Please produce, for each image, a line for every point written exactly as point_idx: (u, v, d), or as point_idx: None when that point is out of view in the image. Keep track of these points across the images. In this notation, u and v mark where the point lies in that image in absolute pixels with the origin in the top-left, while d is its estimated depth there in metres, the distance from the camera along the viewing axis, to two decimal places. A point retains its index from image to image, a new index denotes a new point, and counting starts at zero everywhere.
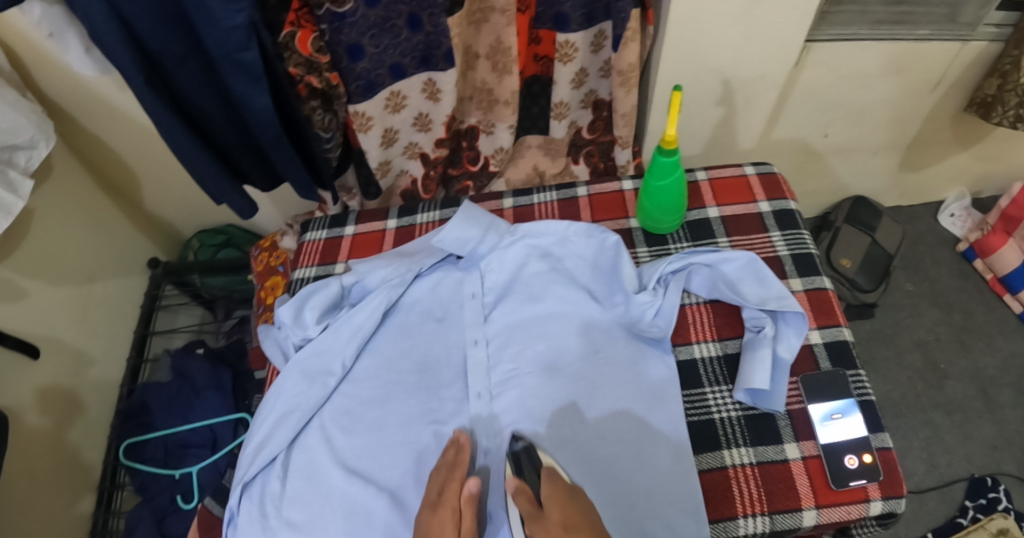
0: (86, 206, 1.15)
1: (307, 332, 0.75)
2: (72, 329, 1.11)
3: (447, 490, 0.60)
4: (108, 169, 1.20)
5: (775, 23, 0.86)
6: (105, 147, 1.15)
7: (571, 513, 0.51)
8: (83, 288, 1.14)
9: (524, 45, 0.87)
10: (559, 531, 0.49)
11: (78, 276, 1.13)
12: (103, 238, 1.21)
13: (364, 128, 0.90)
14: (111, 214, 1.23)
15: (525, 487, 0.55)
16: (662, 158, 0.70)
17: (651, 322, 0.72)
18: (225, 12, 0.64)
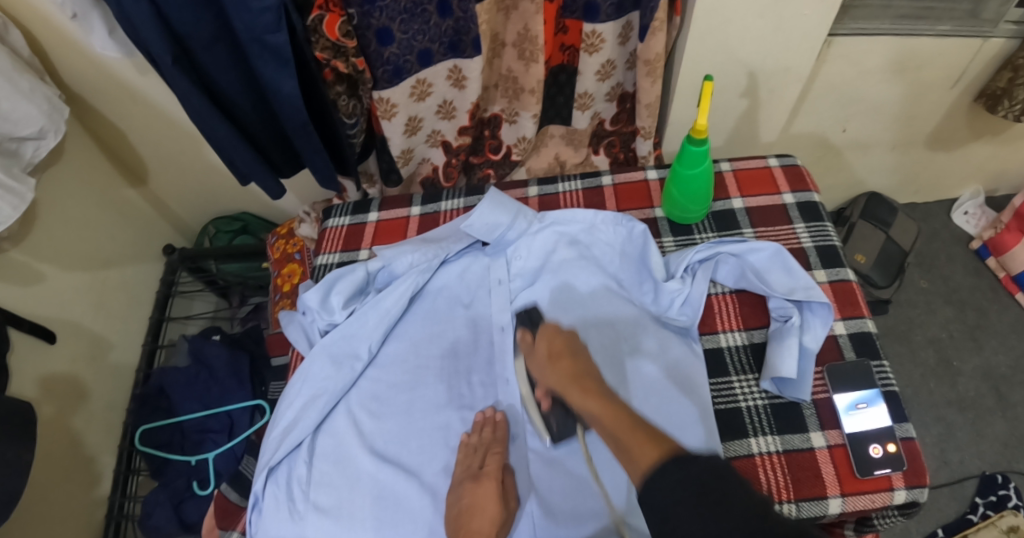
0: (101, 189, 1.16)
1: (334, 316, 0.76)
2: (90, 313, 1.12)
3: (487, 462, 0.65)
4: (125, 154, 1.20)
5: (803, 15, 0.86)
6: (121, 133, 1.15)
7: (556, 340, 0.63)
8: (100, 271, 1.15)
9: (550, 33, 0.87)
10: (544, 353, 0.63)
11: (96, 261, 1.14)
12: (119, 221, 1.22)
13: (388, 114, 0.90)
14: (127, 198, 1.24)
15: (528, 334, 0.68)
16: (691, 148, 0.70)
17: (678, 311, 0.73)
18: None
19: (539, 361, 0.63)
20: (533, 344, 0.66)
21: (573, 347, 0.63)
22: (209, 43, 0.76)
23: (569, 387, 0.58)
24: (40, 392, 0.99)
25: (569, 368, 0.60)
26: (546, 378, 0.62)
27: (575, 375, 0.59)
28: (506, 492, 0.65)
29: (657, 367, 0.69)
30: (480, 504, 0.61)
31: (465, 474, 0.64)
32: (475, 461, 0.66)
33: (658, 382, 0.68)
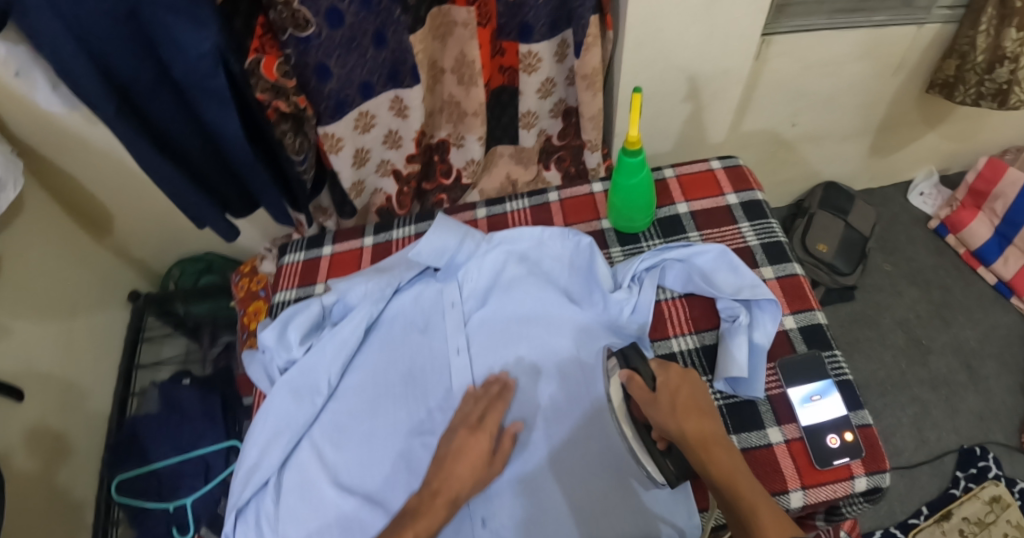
0: (64, 241, 1.15)
1: (292, 353, 0.75)
2: (60, 364, 1.10)
3: (487, 417, 0.66)
4: (85, 205, 1.19)
5: (734, 18, 0.88)
6: (80, 185, 1.14)
7: (682, 396, 0.62)
8: (67, 321, 1.14)
9: (487, 57, 0.89)
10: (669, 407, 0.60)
11: (64, 309, 1.13)
12: (84, 270, 1.20)
13: (335, 149, 0.91)
14: (90, 247, 1.23)
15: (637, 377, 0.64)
16: (628, 158, 0.71)
17: (629, 319, 0.74)
18: (192, 39, 0.68)
19: (659, 413, 0.61)
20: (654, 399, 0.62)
21: (698, 402, 0.61)
22: (154, 87, 0.76)
23: (696, 447, 0.57)
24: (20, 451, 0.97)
25: (700, 426, 0.59)
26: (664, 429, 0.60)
27: (704, 437, 0.58)
28: (496, 458, 0.64)
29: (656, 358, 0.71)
30: (468, 449, 0.63)
31: (461, 422, 0.67)
32: (475, 413, 0.67)
33: None
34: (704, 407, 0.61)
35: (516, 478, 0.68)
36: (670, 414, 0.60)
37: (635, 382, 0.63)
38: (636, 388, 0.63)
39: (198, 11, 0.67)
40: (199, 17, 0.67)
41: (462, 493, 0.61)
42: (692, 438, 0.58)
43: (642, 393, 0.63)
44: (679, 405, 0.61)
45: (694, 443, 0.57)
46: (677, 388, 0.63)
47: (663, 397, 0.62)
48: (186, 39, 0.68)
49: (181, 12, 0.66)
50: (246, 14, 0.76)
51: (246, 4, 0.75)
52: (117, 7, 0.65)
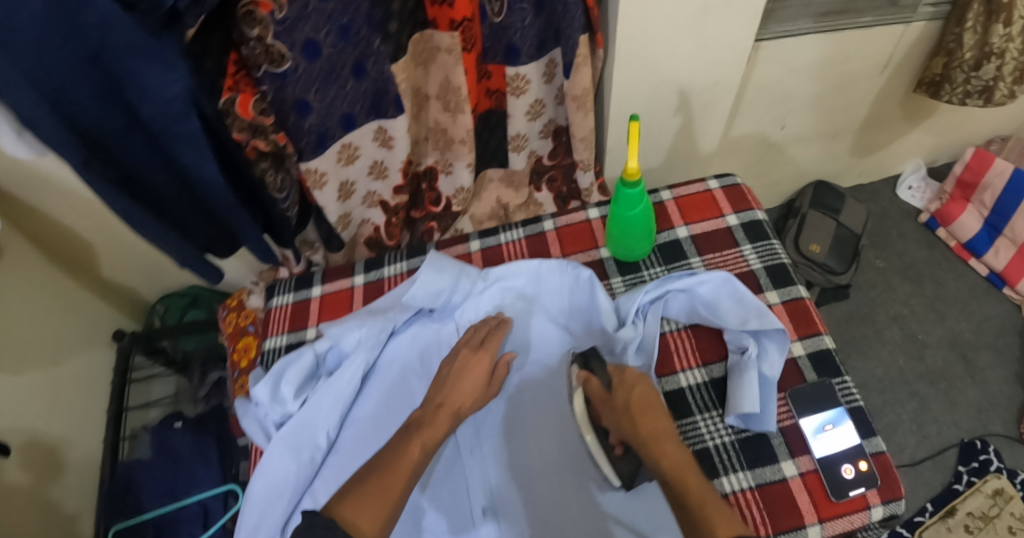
0: (46, 284, 1.10)
1: (287, 407, 0.72)
2: (48, 414, 1.05)
3: (489, 341, 0.72)
4: (64, 245, 1.13)
5: (725, 30, 0.86)
6: (57, 224, 1.09)
7: (636, 393, 0.64)
8: (52, 369, 1.08)
9: (473, 82, 0.86)
10: (624, 408, 0.63)
11: (45, 355, 1.07)
12: (66, 314, 1.14)
13: (319, 184, 0.87)
14: (71, 290, 1.16)
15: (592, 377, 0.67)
16: (626, 190, 0.69)
17: (632, 357, 0.71)
18: (163, 83, 0.64)
19: (615, 413, 0.64)
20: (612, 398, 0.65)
21: (653, 399, 0.64)
22: (125, 132, 0.70)
23: (649, 442, 0.60)
24: (13, 511, 0.91)
25: (656, 425, 0.62)
26: (619, 427, 0.63)
27: (656, 434, 0.61)
28: (494, 378, 0.71)
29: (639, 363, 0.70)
30: (470, 368, 0.69)
31: (465, 345, 0.73)
32: (477, 338, 0.73)
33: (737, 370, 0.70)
34: (658, 404, 0.64)
35: (502, 407, 0.74)
36: (627, 415, 0.63)
37: (592, 384, 0.67)
38: (592, 389, 0.66)
39: (164, 52, 0.62)
40: (166, 60, 0.63)
41: (464, 406, 0.67)
42: (645, 434, 0.61)
43: (599, 393, 0.66)
44: (634, 403, 0.63)
45: (647, 439, 0.60)
46: (632, 386, 0.65)
47: (619, 397, 0.64)
48: (155, 81, 0.64)
49: (147, 54, 0.62)
50: (218, 52, 0.71)
51: (216, 40, 0.70)
52: (79, 48, 0.60)
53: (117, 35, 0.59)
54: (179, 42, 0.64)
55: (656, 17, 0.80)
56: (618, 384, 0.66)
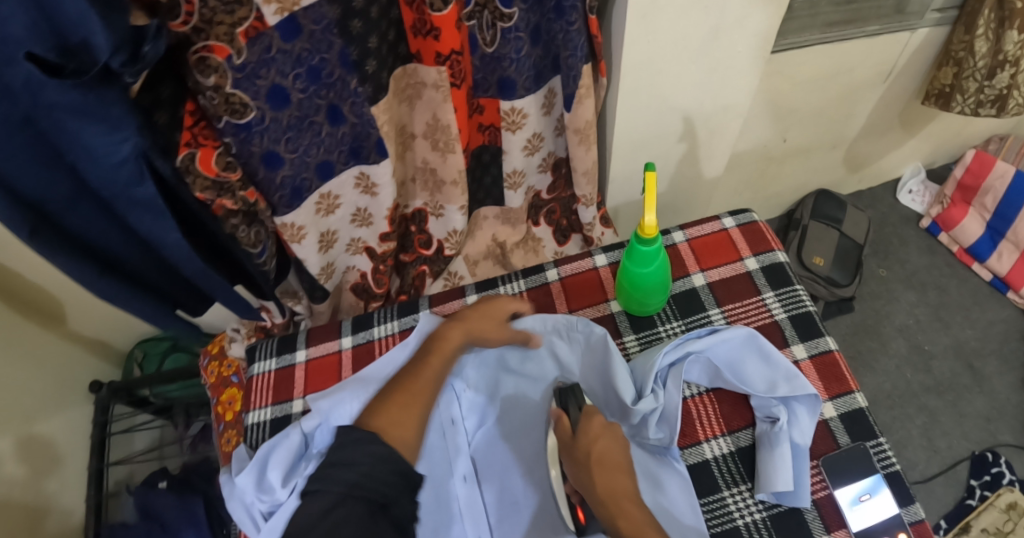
0: (17, 340, 0.99)
1: (274, 497, 0.66)
2: (21, 483, 0.96)
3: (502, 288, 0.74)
4: (32, 295, 1.02)
5: (736, 53, 0.79)
6: (22, 276, 0.98)
7: (602, 442, 0.58)
8: (24, 432, 0.98)
9: (465, 119, 0.78)
10: (586, 458, 0.57)
11: (16, 419, 0.96)
12: (40, 369, 1.04)
13: (297, 238, 0.80)
14: (45, 343, 1.06)
15: (562, 418, 0.62)
16: (641, 248, 0.64)
17: (653, 429, 0.66)
18: (104, 142, 0.53)
19: (575, 461, 0.58)
20: (574, 445, 0.59)
21: (616, 456, 0.58)
22: (71, 201, 0.61)
23: (605, 499, 0.54)
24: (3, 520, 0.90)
25: (615, 482, 0.56)
26: (577, 478, 0.58)
27: (616, 490, 0.55)
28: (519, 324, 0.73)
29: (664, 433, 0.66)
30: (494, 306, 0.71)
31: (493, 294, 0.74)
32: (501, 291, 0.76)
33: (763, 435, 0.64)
34: (623, 462, 0.58)
35: (495, 414, 0.72)
36: (584, 465, 0.57)
37: (561, 423, 0.61)
38: (560, 429, 0.61)
39: (107, 110, 0.51)
40: (111, 119, 0.52)
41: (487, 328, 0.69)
42: (602, 492, 0.55)
43: (565, 435, 0.61)
44: (595, 455, 0.57)
45: (603, 498, 0.54)
46: (596, 436, 0.59)
47: (581, 444, 0.58)
48: (98, 144, 0.53)
49: (85, 112, 0.50)
50: (171, 103, 0.61)
51: (168, 90, 0.61)
52: (9, 112, 0.50)
53: (48, 99, 0.47)
54: (125, 100, 0.53)
55: (665, 43, 0.73)
56: (584, 430, 0.60)
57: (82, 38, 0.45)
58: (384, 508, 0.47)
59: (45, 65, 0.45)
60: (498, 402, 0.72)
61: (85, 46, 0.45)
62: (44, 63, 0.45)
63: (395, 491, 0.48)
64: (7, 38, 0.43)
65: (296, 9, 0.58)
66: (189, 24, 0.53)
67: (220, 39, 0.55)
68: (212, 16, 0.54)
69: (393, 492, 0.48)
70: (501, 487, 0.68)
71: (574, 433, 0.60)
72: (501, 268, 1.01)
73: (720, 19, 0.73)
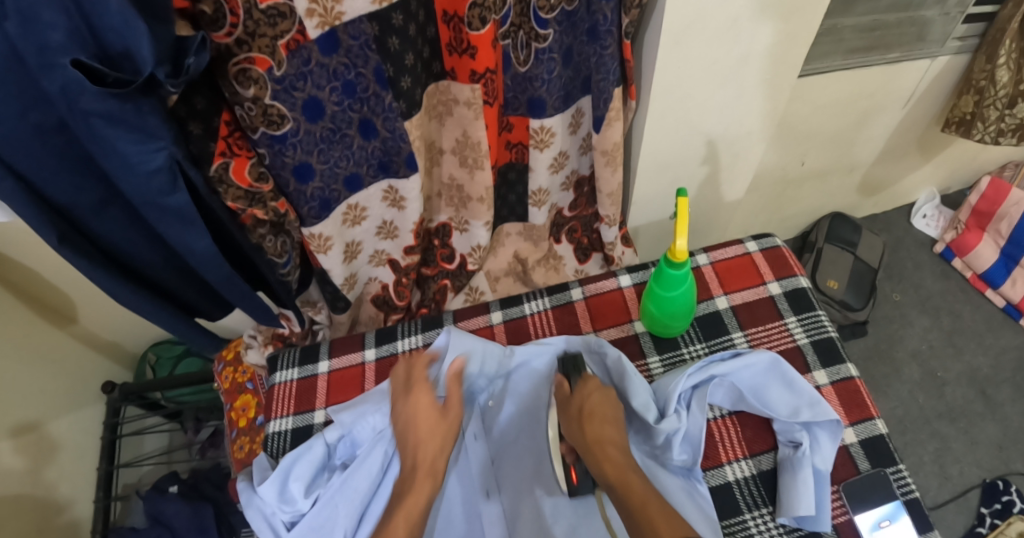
0: (33, 341, 1.00)
1: (297, 507, 0.67)
2: (31, 483, 0.96)
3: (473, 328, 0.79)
4: (49, 297, 1.02)
5: (762, 78, 0.82)
6: (40, 277, 0.98)
7: (592, 398, 0.65)
8: (35, 433, 0.98)
9: (495, 136, 0.80)
10: (577, 412, 0.63)
11: (29, 417, 0.97)
12: (55, 369, 1.05)
13: (323, 249, 0.81)
14: (61, 344, 1.07)
15: (562, 381, 0.69)
16: (671, 271, 0.67)
17: (677, 449, 0.67)
18: (141, 155, 0.53)
19: (569, 417, 0.64)
20: (568, 400, 0.66)
21: (606, 408, 0.64)
22: (100, 206, 0.61)
23: (592, 447, 0.60)
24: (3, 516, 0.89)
25: (603, 432, 0.62)
26: (571, 433, 0.64)
27: (600, 439, 0.61)
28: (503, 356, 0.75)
29: (683, 454, 0.67)
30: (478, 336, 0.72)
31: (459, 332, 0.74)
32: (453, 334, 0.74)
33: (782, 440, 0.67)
34: (612, 416, 0.63)
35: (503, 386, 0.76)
36: (575, 417, 0.64)
37: (559, 385, 0.68)
38: (559, 390, 0.68)
39: (144, 121, 0.51)
40: (146, 128, 0.51)
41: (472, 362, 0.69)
42: (590, 440, 0.61)
43: (562, 394, 0.67)
44: (586, 410, 0.64)
45: (590, 444, 0.61)
46: (589, 394, 0.65)
47: (573, 401, 0.65)
48: (133, 153, 0.52)
49: (123, 122, 0.50)
50: (206, 114, 0.61)
51: (203, 101, 0.60)
52: (43, 117, 0.51)
53: (86, 106, 0.47)
54: (161, 109, 0.51)
55: (695, 68, 0.75)
56: (579, 388, 0.66)
57: (125, 46, 0.46)
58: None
59: (87, 71, 0.46)
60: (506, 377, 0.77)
61: (129, 54, 0.47)
62: (87, 71, 0.45)
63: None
64: (48, 44, 0.43)
65: (336, 23, 0.59)
66: (231, 36, 0.54)
67: (262, 51, 0.56)
68: (255, 29, 0.55)
69: None
70: (509, 449, 0.73)
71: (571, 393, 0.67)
72: (521, 284, 1.04)
73: (749, 47, 0.75)
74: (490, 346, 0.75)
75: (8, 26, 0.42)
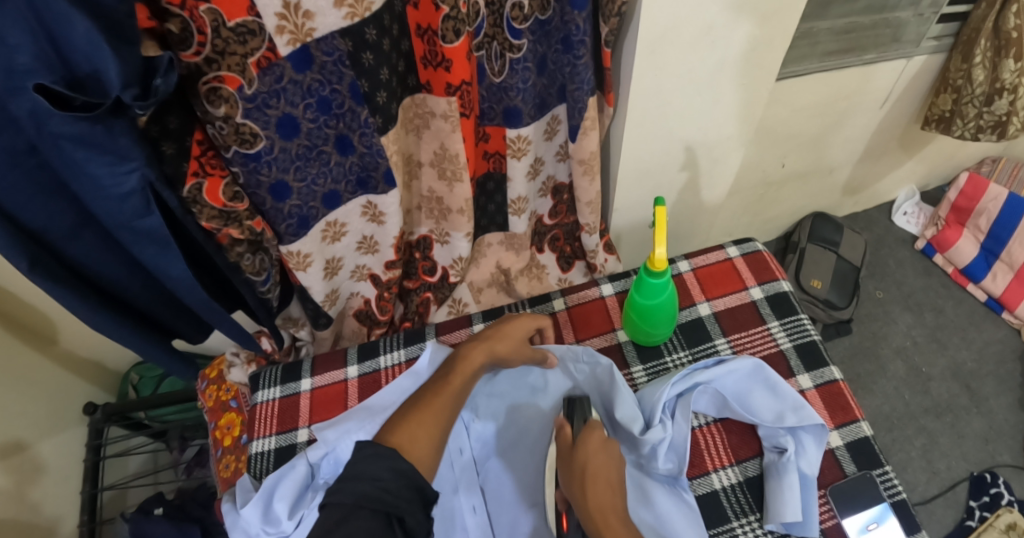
0: (9, 365, 0.97)
1: (281, 530, 0.65)
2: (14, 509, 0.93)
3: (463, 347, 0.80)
4: (26, 318, 1.00)
5: (742, 84, 0.82)
6: (14, 298, 0.96)
7: (599, 455, 0.59)
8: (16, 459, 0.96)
9: (473, 147, 0.80)
10: (580, 470, 0.58)
11: (10, 443, 0.94)
12: (34, 394, 1.02)
13: (302, 266, 0.80)
14: (39, 367, 1.04)
15: (565, 426, 0.64)
16: (651, 280, 0.67)
17: (663, 459, 0.66)
18: (113, 177, 0.52)
19: (572, 478, 0.58)
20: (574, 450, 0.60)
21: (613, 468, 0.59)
22: (74, 230, 0.60)
23: (594, 514, 0.55)
24: None
25: (605, 497, 0.56)
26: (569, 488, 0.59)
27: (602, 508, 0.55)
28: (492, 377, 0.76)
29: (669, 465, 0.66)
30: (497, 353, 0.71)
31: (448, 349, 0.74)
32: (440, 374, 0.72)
33: (768, 445, 0.67)
34: (616, 481, 0.58)
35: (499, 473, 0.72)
36: (578, 476, 0.58)
37: (563, 433, 0.63)
38: (562, 438, 0.63)
39: (115, 142, 0.50)
40: (118, 149, 0.51)
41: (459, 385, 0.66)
42: (592, 508, 0.55)
43: (565, 443, 0.62)
44: (589, 472, 0.57)
45: (592, 513, 0.55)
46: (595, 449, 0.59)
47: (577, 457, 0.59)
48: (103, 175, 0.51)
49: (92, 144, 0.49)
50: (178, 133, 0.59)
51: (175, 121, 0.58)
52: (13, 141, 0.50)
53: (51, 128, 0.46)
54: (133, 129, 0.51)
55: (674, 76, 0.76)
56: (584, 441, 0.60)
57: (92, 69, 0.45)
58: (400, 521, 0.48)
59: (52, 96, 0.44)
60: (503, 407, 0.75)
61: (96, 76, 0.45)
62: (51, 95, 0.44)
63: (410, 505, 0.49)
64: (14, 68, 0.42)
65: (308, 40, 0.59)
66: (200, 55, 0.53)
67: (231, 69, 0.55)
68: (224, 47, 0.54)
69: (406, 504, 0.49)
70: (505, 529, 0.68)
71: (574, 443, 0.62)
72: (505, 294, 1.03)
73: (725, 53, 0.76)
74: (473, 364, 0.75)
75: None
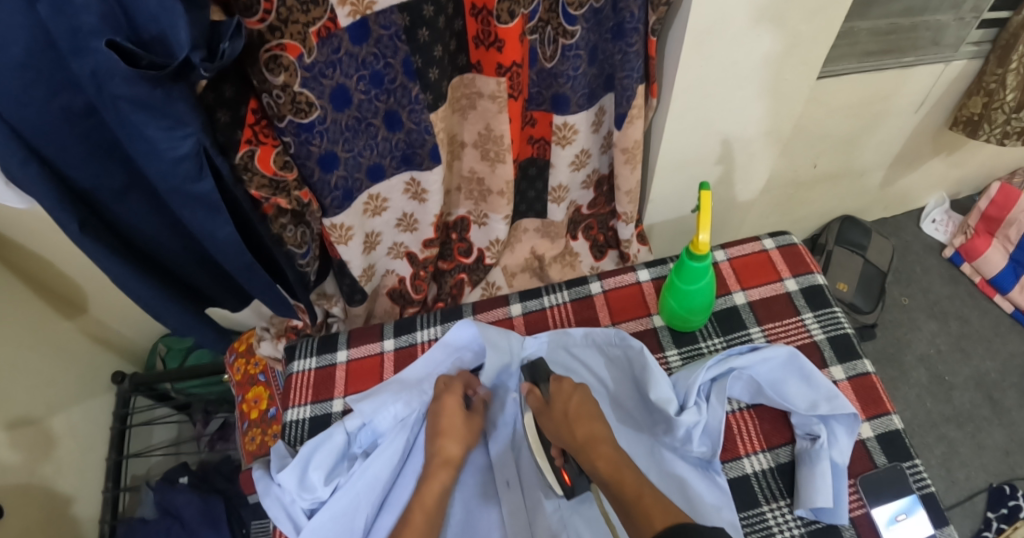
0: (41, 330, 0.99)
1: (318, 495, 0.68)
2: (40, 471, 0.96)
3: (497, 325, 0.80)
4: (59, 285, 1.02)
5: (785, 79, 0.83)
6: (49, 263, 0.98)
7: (572, 401, 0.66)
8: (44, 423, 0.98)
9: (518, 129, 0.81)
10: (563, 416, 0.64)
11: (40, 405, 0.97)
12: (64, 359, 1.04)
13: (344, 240, 0.82)
14: (70, 334, 1.06)
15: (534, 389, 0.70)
16: (692, 263, 0.68)
17: (697, 442, 0.68)
18: (169, 140, 0.53)
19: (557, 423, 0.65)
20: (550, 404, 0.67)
21: (590, 409, 0.65)
22: (121, 191, 0.61)
23: (585, 448, 0.61)
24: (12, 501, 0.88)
25: (591, 430, 0.63)
26: (560, 436, 0.65)
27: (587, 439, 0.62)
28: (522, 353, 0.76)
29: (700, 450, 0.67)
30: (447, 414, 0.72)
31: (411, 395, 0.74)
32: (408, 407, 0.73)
33: (800, 432, 0.68)
34: (596, 414, 0.65)
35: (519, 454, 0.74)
36: (563, 422, 0.64)
37: (533, 395, 0.69)
38: (533, 400, 0.69)
39: (171, 107, 0.51)
40: (175, 114, 0.51)
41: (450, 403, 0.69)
42: (584, 439, 0.62)
43: (538, 405, 0.68)
44: (571, 412, 0.65)
45: (586, 442, 0.61)
46: (569, 396, 0.67)
47: (557, 408, 0.66)
48: (160, 140, 0.52)
49: (151, 109, 0.50)
50: (234, 102, 0.61)
51: (231, 89, 0.60)
52: (71, 103, 0.50)
53: (114, 88, 0.47)
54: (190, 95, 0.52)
55: (718, 67, 0.76)
56: (554, 397, 0.67)
57: (160, 31, 0.47)
58: None
59: (123, 53, 0.46)
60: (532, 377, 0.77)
61: (163, 38, 0.47)
62: (123, 52, 0.46)
63: None
64: (80, 28, 0.44)
65: (368, 13, 0.60)
66: (264, 22, 0.55)
67: (293, 38, 0.57)
68: (288, 15, 0.55)
69: None
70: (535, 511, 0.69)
71: (547, 402, 0.68)
72: (537, 279, 1.05)
73: (771, 46, 0.77)
74: (512, 337, 0.75)
75: (41, 8, 0.44)
